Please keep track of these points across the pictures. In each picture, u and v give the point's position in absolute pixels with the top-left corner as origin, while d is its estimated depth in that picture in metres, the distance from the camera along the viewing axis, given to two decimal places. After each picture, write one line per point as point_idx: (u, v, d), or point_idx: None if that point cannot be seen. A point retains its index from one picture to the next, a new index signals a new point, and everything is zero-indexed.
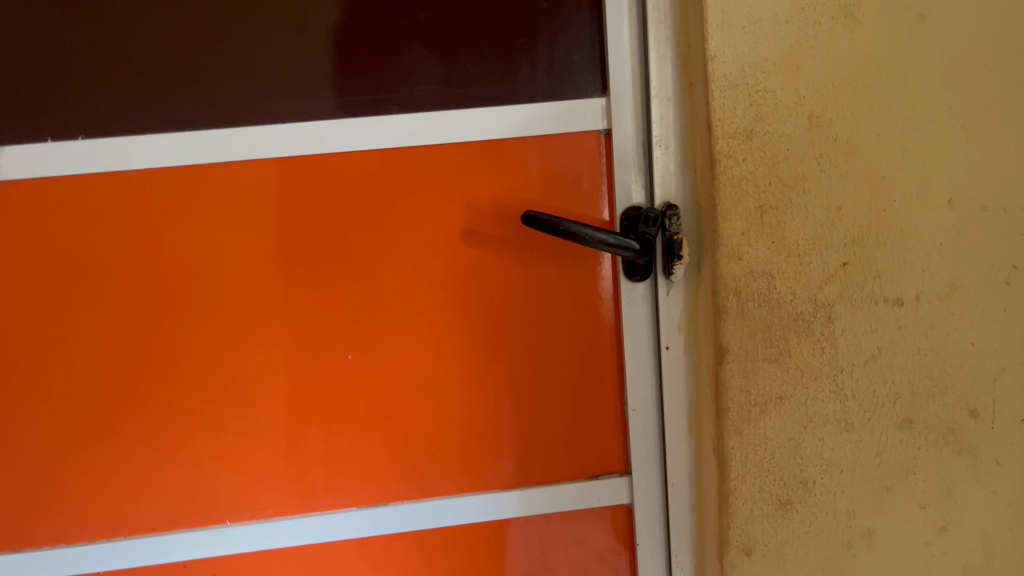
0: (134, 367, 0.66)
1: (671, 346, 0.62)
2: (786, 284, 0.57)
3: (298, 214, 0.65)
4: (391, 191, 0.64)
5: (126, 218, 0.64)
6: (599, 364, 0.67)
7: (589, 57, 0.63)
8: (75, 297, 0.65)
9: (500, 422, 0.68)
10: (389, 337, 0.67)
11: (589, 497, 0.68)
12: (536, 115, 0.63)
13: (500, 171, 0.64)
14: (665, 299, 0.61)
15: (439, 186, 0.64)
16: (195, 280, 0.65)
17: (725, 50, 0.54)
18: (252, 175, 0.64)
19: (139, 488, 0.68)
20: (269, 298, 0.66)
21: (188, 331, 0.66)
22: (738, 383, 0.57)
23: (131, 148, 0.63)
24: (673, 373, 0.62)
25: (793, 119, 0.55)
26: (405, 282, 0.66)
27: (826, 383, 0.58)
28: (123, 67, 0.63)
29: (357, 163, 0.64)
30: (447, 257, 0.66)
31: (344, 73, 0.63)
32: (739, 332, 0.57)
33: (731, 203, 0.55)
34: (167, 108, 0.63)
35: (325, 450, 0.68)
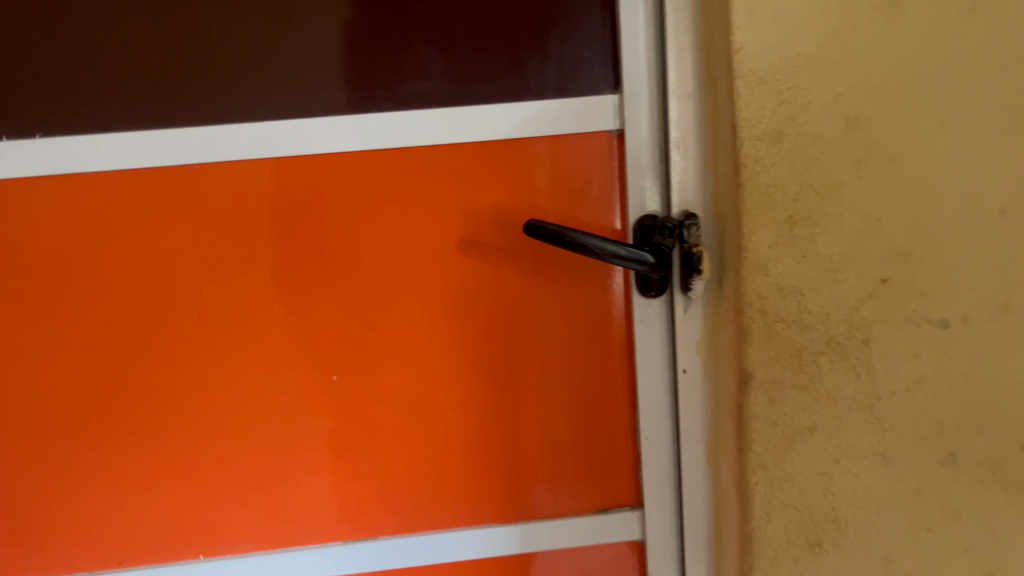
0: (102, 389, 0.62)
1: (688, 370, 0.56)
2: (819, 304, 0.51)
3: (282, 220, 0.60)
4: (384, 196, 0.59)
5: (92, 227, 0.59)
6: (609, 386, 0.62)
7: (602, 51, 0.58)
8: (41, 311, 0.61)
9: (497, 451, 0.63)
10: (383, 355, 0.62)
11: (595, 532, 0.63)
12: (542, 114, 0.57)
13: (504, 176, 0.59)
14: (682, 318, 0.55)
15: (436, 191, 0.59)
16: (176, 292, 0.61)
17: (752, 43, 0.48)
18: (230, 178, 0.59)
19: (110, 519, 0.64)
20: (250, 312, 0.61)
21: (171, 347, 0.61)
22: (764, 413, 0.52)
23: (95, 147, 0.57)
24: (691, 399, 0.57)
25: (828, 119, 0.49)
26: (401, 296, 0.61)
27: (862, 414, 0.53)
28: (87, 60, 0.57)
29: (347, 166, 0.59)
30: (444, 268, 0.60)
31: (350, 69, 0.57)
32: (766, 356, 0.51)
33: (757, 213, 0.50)
34: (137, 103, 0.57)
35: (311, 477, 0.63)
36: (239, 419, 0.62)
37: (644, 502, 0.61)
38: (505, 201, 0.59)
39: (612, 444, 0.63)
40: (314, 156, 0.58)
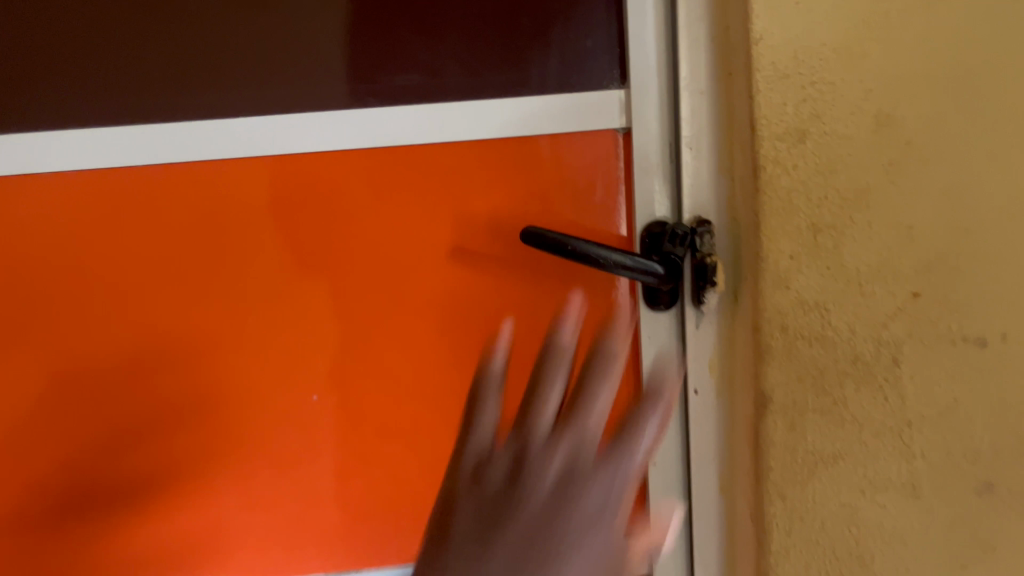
0: (68, 407, 0.58)
1: (700, 390, 0.51)
2: (844, 321, 0.46)
3: (259, 226, 0.55)
4: (370, 199, 0.55)
5: (56, 231, 0.55)
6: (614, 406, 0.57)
7: (608, 43, 0.53)
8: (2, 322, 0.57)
9: None
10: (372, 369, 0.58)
11: None
12: (541, 110, 0.53)
13: (499, 177, 0.54)
14: (694, 334, 0.51)
15: (426, 194, 0.55)
16: (148, 301, 0.56)
17: (773, 31, 0.43)
18: (202, 180, 0.54)
19: (80, 545, 0.60)
20: (226, 324, 0.57)
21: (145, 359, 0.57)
22: (783, 439, 0.47)
23: (61, 145, 0.54)
24: (702, 421, 0.52)
25: (856, 117, 0.44)
26: (390, 307, 0.56)
27: (890, 440, 0.48)
28: (56, 54, 0.54)
29: (329, 166, 0.54)
30: (435, 276, 0.56)
31: (358, 60, 0.54)
32: (785, 377, 0.46)
33: (777, 220, 0.45)
34: (109, 99, 0.54)
35: (292, 501, 0.59)
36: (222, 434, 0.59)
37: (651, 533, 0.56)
38: (502, 205, 0.55)
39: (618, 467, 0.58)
40: (293, 156, 0.54)
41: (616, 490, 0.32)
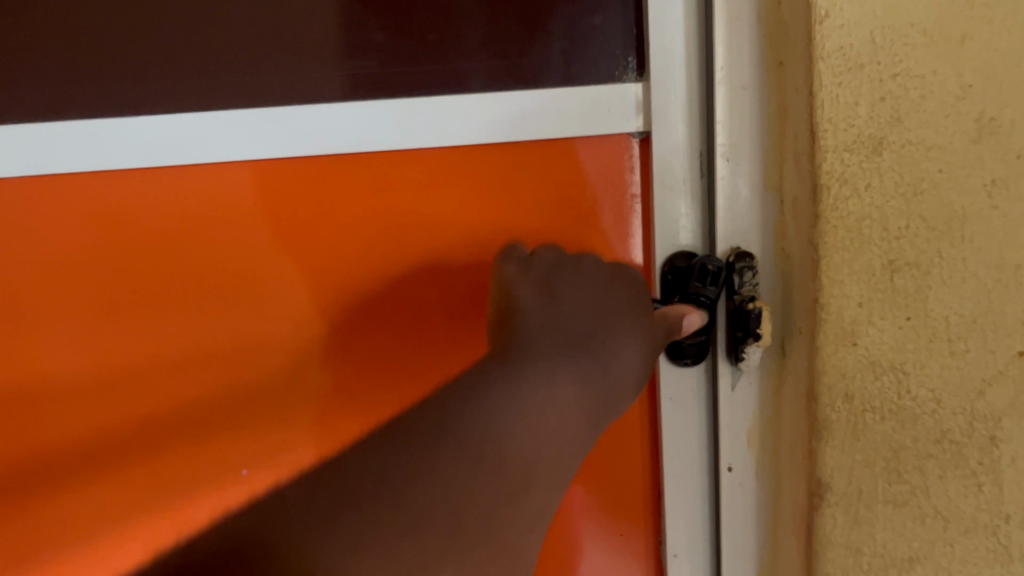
0: None
1: (735, 468, 0.40)
2: (928, 389, 0.35)
3: (196, 250, 0.45)
4: (327, 219, 0.44)
5: None
6: (626, 481, 0.46)
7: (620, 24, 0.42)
8: None
9: None
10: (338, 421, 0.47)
11: None
12: (534, 111, 0.42)
13: (485, 191, 0.44)
14: (728, 398, 0.40)
15: (398, 213, 0.44)
16: (60, 319, 0.46)
17: (843, 5, 0.32)
18: (128, 189, 0.44)
19: None
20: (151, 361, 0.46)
21: (135, 409, 0.47)
22: (844, 539, 0.36)
23: None
24: (736, 507, 0.41)
25: (951, 121, 0.33)
26: (351, 349, 0.46)
27: (985, 542, 0.37)
28: None
29: (279, 179, 0.44)
30: (402, 313, 0.46)
31: (346, 43, 0.43)
32: (849, 460, 0.36)
33: (843, 257, 0.34)
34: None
35: None
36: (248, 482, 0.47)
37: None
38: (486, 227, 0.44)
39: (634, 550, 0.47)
40: (238, 166, 0.43)
41: (646, 296, 0.38)
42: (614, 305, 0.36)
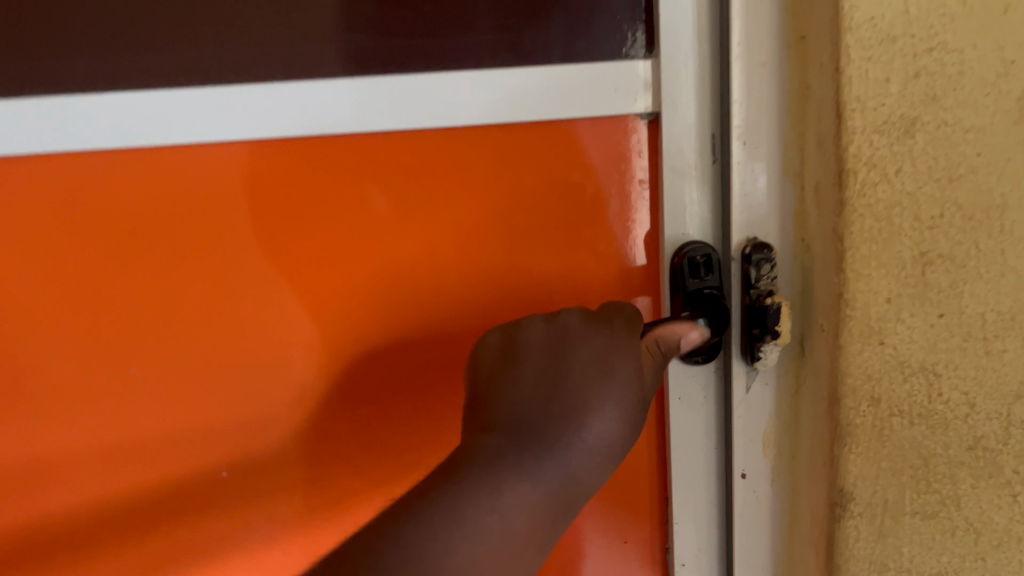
0: None
1: (748, 474, 0.38)
2: (961, 392, 0.33)
3: (176, 235, 0.42)
4: (313, 204, 0.42)
5: None
6: (629, 484, 0.43)
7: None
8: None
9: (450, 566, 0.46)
10: (331, 418, 0.45)
11: None
12: (535, 90, 0.39)
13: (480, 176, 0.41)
14: (743, 400, 0.37)
15: (388, 197, 0.41)
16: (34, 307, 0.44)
17: None
18: (104, 170, 0.41)
19: None
20: (128, 352, 0.44)
21: (131, 415, 0.45)
22: (868, 552, 0.34)
23: None
24: (750, 516, 0.38)
25: (991, 101, 0.30)
26: (341, 345, 0.44)
27: (1018, 554, 0.34)
28: None
29: (262, 160, 0.41)
30: (392, 305, 0.43)
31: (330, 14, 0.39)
32: (874, 468, 0.33)
33: (871, 249, 0.31)
34: None
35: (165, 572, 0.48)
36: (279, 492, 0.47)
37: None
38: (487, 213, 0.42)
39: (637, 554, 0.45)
40: (222, 146, 0.41)
41: (607, 360, 0.35)
42: (595, 370, 0.35)
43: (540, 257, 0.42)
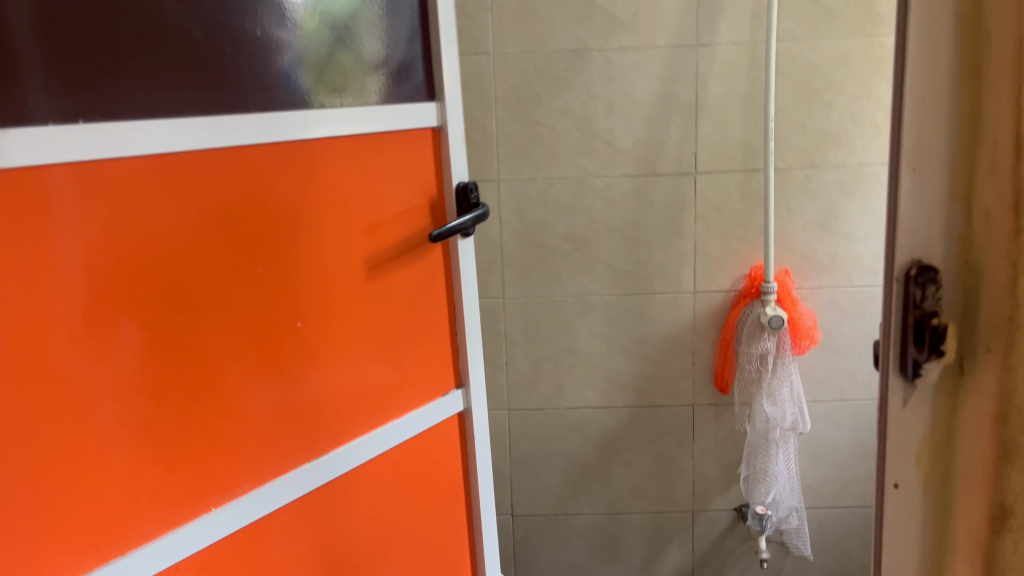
0: (170, 285, 0.56)
1: (900, 484, 0.38)
2: None
3: (304, 213, 0.65)
4: (324, 192, 0.66)
5: (239, 192, 0.60)
6: (415, 302, 0.76)
7: (424, 62, 0.74)
8: (159, 259, 0.55)
9: (344, 357, 0.70)
10: (361, 335, 0.71)
11: (444, 408, 0.81)
12: (407, 111, 0.72)
13: (133, 227, 0.53)
14: (900, 415, 0.37)
15: (345, 196, 0.68)
16: (206, 239, 0.58)
17: None
18: (276, 151, 0.62)
19: (67, 408, 0.51)
20: (240, 289, 0.61)
21: (225, 314, 0.60)
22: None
23: (138, 130, 0.53)
24: (901, 526, 0.38)
25: None
26: (354, 307, 0.70)
27: None
28: (99, 43, 0.51)
29: (331, 148, 0.66)
30: (348, 268, 0.69)
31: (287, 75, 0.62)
32: None
33: None
34: (147, 79, 0.53)
35: (191, 424, 0.59)
36: (303, 445, 0.67)
37: (467, 380, 0.83)
38: (343, 140, 0.67)
39: (432, 385, 0.80)
40: (354, 138, 0.68)
41: None
42: None
43: (363, 248, 0.70)
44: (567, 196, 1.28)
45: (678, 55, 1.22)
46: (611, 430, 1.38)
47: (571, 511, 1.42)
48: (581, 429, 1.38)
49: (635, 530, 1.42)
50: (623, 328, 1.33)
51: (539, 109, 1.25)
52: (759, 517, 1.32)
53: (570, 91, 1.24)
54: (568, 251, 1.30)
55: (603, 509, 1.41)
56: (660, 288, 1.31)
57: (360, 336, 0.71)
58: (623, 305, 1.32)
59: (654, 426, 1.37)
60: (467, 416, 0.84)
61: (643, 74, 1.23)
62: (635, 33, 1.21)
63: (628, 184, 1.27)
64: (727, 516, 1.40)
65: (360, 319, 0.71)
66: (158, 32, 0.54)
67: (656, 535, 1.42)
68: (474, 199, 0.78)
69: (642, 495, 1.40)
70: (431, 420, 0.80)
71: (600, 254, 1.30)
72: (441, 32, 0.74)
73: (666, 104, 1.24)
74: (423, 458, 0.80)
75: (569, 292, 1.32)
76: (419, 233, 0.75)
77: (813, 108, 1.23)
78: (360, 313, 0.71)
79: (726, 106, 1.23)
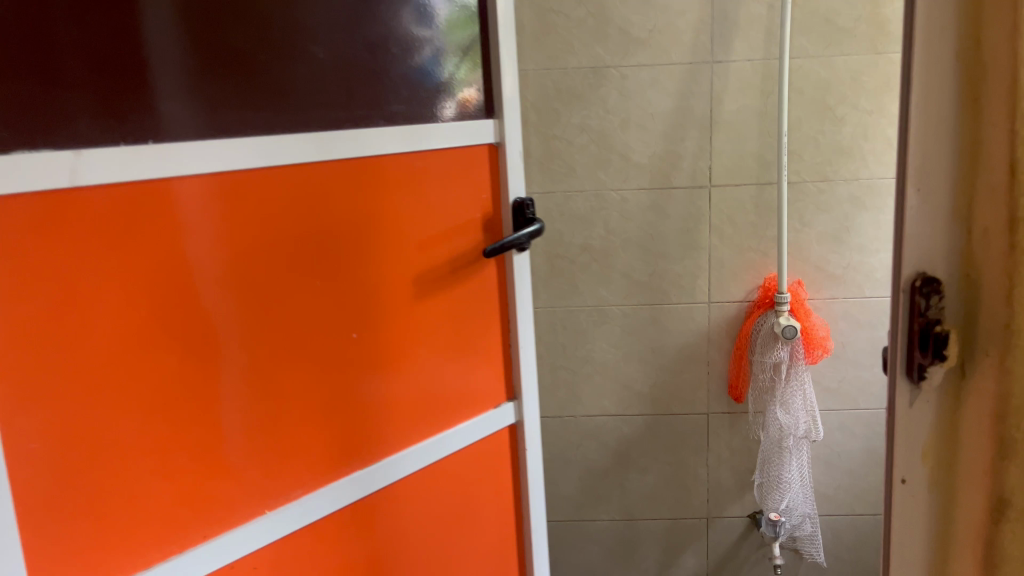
0: (237, 297, 0.61)
1: (909, 479, 0.41)
2: None
3: (365, 228, 0.69)
4: (385, 210, 0.70)
5: (306, 210, 0.64)
6: (468, 313, 0.80)
7: (482, 81, 0.78)
8: (226, 272, 0.60)
9: (397, 368, 0.74)
10: (413, 345, 0.75)
11: (498, 419, 0.85)
12: (467, 128, 0.76)
13: (203, 243, 0.58)
14: (906, 413, 0.40)
15: (405, 212, 0.72)
16: (272, 254, 0.63)
17: None
18: (342, 170, 0.66)
19: (138, 409, 0.56)
20: (302, 302, 0.66)
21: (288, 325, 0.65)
22: None
23: (198, 152, 0.57)
24: (909, 519, 0.41)
25: None
26: (409, 320, 0.74)
27: None
28: (159, 70, 0.56)
29: (393, 166, 0.70)
30: (404, 280, 0.73)
31: (347, 94, 0.67)
32: None
33: None
34: (208, 101, 0.58)
35: (252, 428, 0.63)
36: (355, 451, 0.72)
37: (519, 391, 0.86)
38: (405, 158, 0.71)
39: (484, 396, 0.84)
40: (415, 156, 0.72)
41: None
42: None
43: (418, 263, 0.74)
44: (585, 208, 1.32)
45: (693, 71, 1.25)
46: (627, 437, 1.41)
47: (588, 517, 1.45)
48: (598, 436, 1.41)
49: (651, 536, 1.45)
50: (640, 337, 1.36)
51: (558, 124, 1.29)
52: (773, 523, 1.33)
53: (587, 106, 1.28)
54: (586, 262, 1.34)
55: (620, 516, 1.44)
56: (675, 298, 1.34)
57: (413, 347, 0.75)
58: (640, 315, 1.35)
59: (670, 434, 1.40)
60: (520, 427, 0.87)
61: (659, 90, 1.26)
62: (651, 50, 1.25)
63: (645, 197, 1.30)
64: (741, 523, 1.42)
65: (414, 332, 0.75)
66: (215, 55, 0.59)
67: (671, 541, 1.44)
68: (530, 214, 0.81)
69: (658, 502, 1.43)
70: (482, 430, 0.83)
71: (617, 265, 1.33)
72: (503, 52, 0.77)
73: (682, 119, 1.27)
74: (475, 464, 0.84)
75: (586, 302, 1.35)
76: (474, 249, 0.79)
77: (825, 123, 1.26)
78: (412, 326, 0.75)
79: (740, 121, 1.26)
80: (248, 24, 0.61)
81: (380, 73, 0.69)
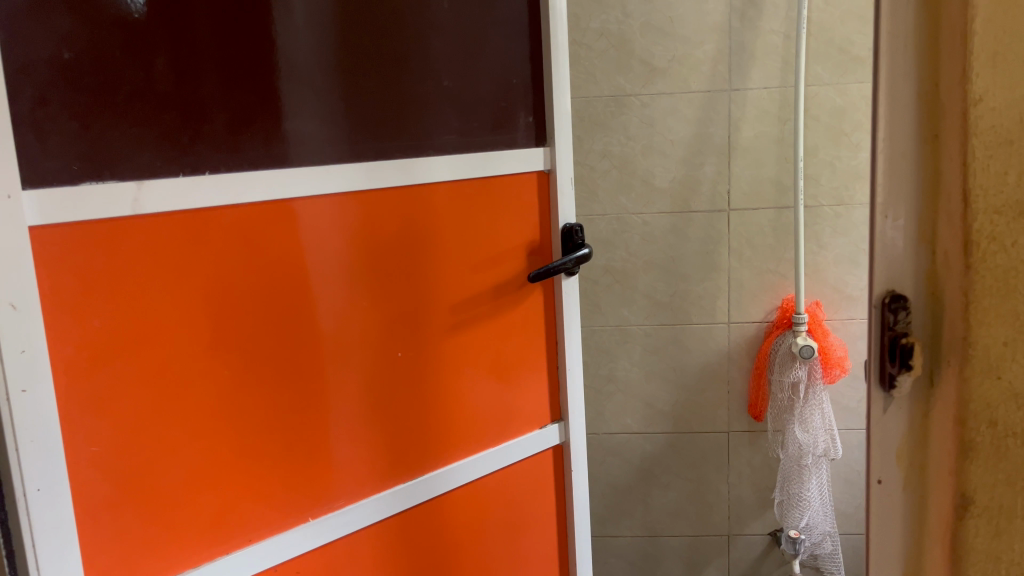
0: (292, 315, 0.67)
1: (883, 480, 0.42)
2: None
3: (415, 253, 0.75)
4: (435, 236, 0.76)
5: (360, 235, 0.71)
6: (515, 335, 0.85)
7: (529, 111, 0.83)
8: (283, 291, 0.67)
9: (442, 388, 0.79)
10: (461, 364, 0.81)
11: (544, 438, 0.90)
12: (519, 155, 0.82)
13: (261, 265, 0.65)
14: (879, 419, 0.42)
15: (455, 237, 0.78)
16: (327, 275, 0.69)
17: (995, 92, 0.37)
18: (396, 196, 0.73)
19: (194, 417, 0.62)
20: (355, 321, 0.72)
21: (341, 343, 0.71)
22: (985, 547, 0.40)
23: (250, 182, 0.63)
24: (884, 519, 0.42)
25: None
26: (454, 340, 0.80)
27: None
28: (214, 108, 0.61)
29: (446, 194, 0.77)
30: (450, 300, 0.79)
31: (399, 123, 0.73)
32: (991, 479, 0.39)
33: (991, 302, 0.38)
34: (263, 136, 0.64)
35: (301, 438, 0.69)
36: (398, 466, 0.77)
37: (568, 415, 0.91)
38: (454, 186, 0.77)
39: (526, 419, 0.88)
40: (464, 182, 0.78)
41: None
42: None
43: (467, 284, 0.80)
44: (606, 231, 1.36)
45: (711, 100, 1.30)
46: (649, 454, 1.44)
47: (611, 533, 1.48)
48: (621, 453, 1.45)
49: (673, 553, 1.47)
50: (662, 357, 1.40)
51: (581, 150, 1.34)
52: (791, 541, 1.33)
53: (609, 133, 1.33)
54: (608, 283, 1.38)
55: (642, 532, 1.47)
56: (696, 319, 1.38)
57: (457, 366, 0.81)
58: (661, 335, 1.39)
59: (691, 451, 1.43)
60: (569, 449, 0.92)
61: (679, 118, 1.31)
62: (671, 79, 1.30)
63: (666, 221, 1.35)
64: (762, 540, 1.45)
65: (457, 353, 0.80)
66: (267, 93, 0.64)
67: (694, 557, 1.47)
68: (578, 239, 0.87)
69: (679, 518, 1.46)
70: (523, 451, 0.87)
71: (638, 286, 1.38)
72: (554, 84, 0.83)
73: (701, 145, 1.32)
74: (525, 479, 0.89)
75: (609, 321, 1.40)
76: (520, 274, 0.84)
77: (841, 149, 1.29)
78: (457, 345, 0.80)
79: (758, 146, 1.30)
80: (301, 65, 0.66)
81: (425, 103, 0.75)
